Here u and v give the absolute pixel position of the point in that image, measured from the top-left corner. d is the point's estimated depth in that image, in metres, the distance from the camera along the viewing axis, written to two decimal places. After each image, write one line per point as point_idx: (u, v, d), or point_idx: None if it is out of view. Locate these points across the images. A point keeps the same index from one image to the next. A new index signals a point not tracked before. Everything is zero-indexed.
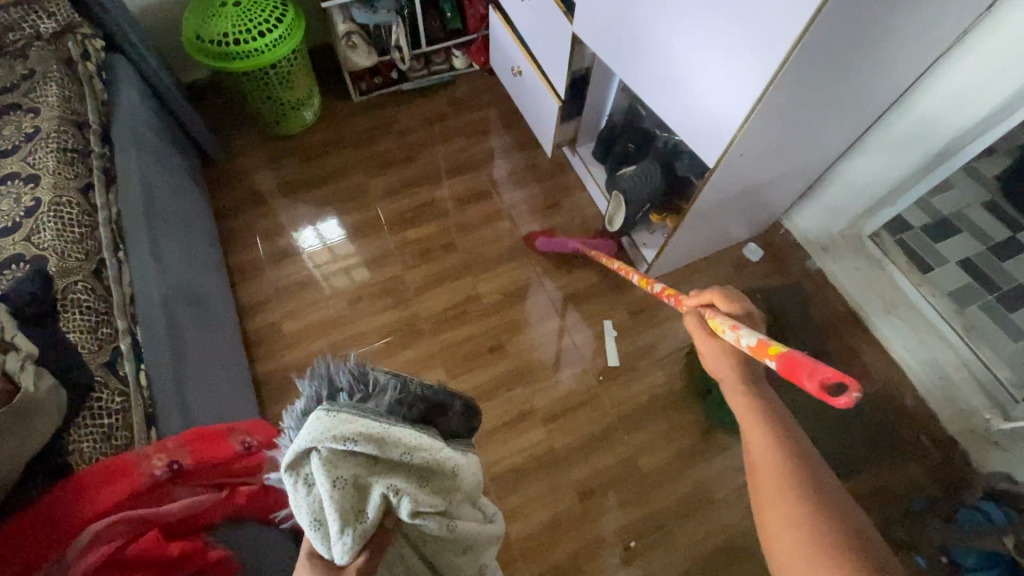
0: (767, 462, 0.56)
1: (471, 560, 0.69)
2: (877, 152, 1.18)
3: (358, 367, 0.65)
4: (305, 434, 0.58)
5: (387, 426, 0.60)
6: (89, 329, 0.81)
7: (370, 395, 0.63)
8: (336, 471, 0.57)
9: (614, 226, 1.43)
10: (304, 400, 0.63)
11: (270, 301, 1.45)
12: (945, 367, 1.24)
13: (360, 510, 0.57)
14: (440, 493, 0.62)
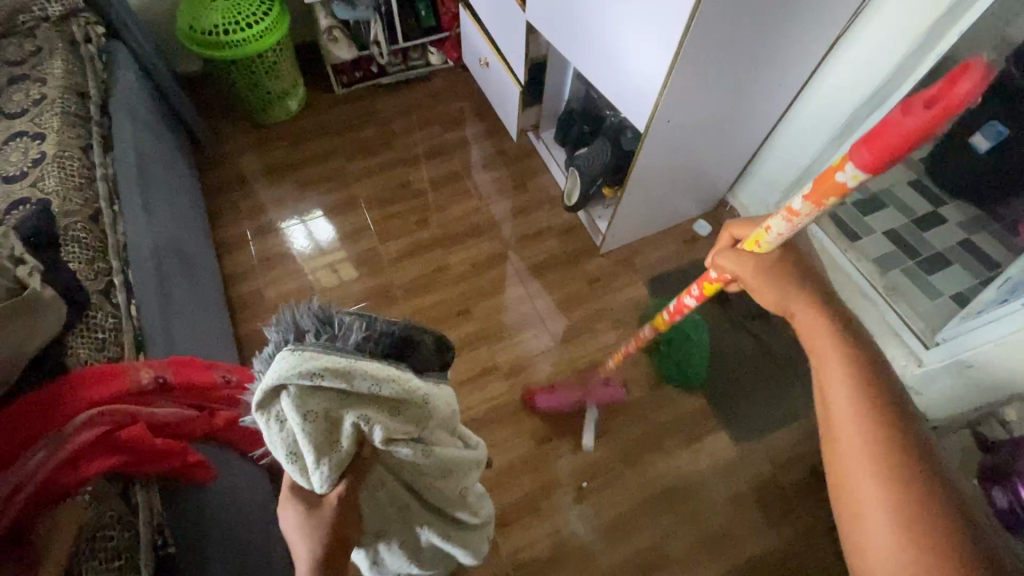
0: (845, 383, 0.58)
1: (453, 483, 0.74)
2: (798, 127, 1.32)
3: (323, 310, 0.63)
4: (271, 373, 0.58)
5: (354, 360, 0.60)
6: (86, 262, 0.92)
7: (336, 335, 0.62)
8: (306, 405, 0.58)
9: (570, 201, 1.55)
10: (271, 343, 0.62)
11: (255, 271, 1.57)
12: (868, 321, 1.38)
13: (337, 441, 0.60)
14: (414, 421, 0.65)
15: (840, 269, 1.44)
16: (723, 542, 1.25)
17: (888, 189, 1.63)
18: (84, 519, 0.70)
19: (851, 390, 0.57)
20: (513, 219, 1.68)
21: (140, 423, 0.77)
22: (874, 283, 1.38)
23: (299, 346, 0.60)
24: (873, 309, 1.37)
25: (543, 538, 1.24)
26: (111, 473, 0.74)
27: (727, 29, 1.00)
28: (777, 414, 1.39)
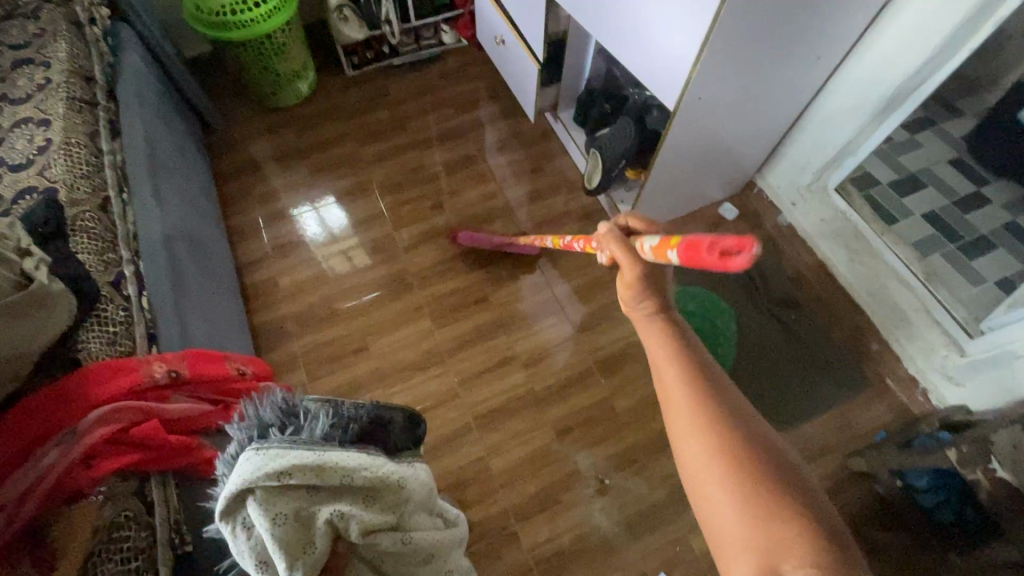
0: (668, 366, 0.57)
1: (437, 564, 0.75)
2: (837, 101, 1.25)
3: (284, 402, 0.69)
4: (236, 476, 0.60)
5: (323, 453, 0.63)
6: (96, 253, 0.89)
7: (299, 428, 0.67)
8: (274, 508, 0.59)
9: (591, 183, 1.49)
10: (235, 444, 0.65)
11: (267, 259, 1.54)
12: (906, 309, 1.31)
13: (309, 542, 0.61)
14: (387, 506, 0.67)
15: (876, 254, 1.37)
16: None
17: (927, 168, 1.55)
18: (101, 517, 0.67)
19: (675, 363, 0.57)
20: (530, 204, 1.63)
21: (154, 419, 0.74)
22: (914, 269, 1.31)
23: (263, 444, 0.63)
24: (910, 296, 1.30)
25: (564, 532, 1.21)
26: (125, 472, 0.72)
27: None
28: (808, 405, 1.33)
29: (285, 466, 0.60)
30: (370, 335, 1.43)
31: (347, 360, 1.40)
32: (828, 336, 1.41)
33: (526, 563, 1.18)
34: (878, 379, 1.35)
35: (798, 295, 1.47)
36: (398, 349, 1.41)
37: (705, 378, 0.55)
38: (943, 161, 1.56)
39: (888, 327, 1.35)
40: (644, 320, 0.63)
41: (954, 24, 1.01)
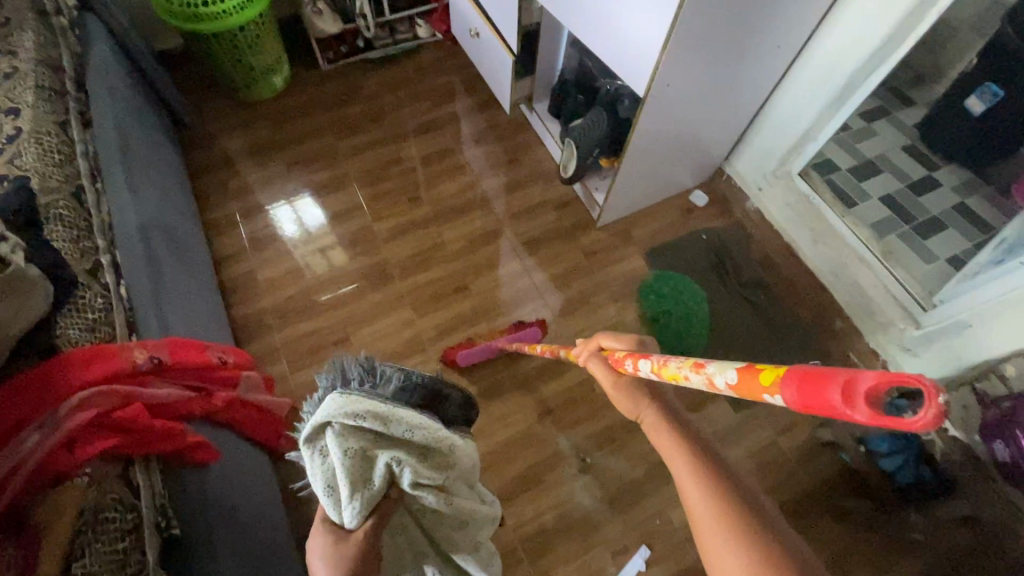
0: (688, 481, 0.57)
1: (468, 534, 0.80)
2: (798, 89, 1.30)
3: (370, 363, 0.77)
4: (323, 409, 0.69)
5: (393, 406, 0.71)
6: (72, 241, 0.88)
7: (378, 386, 0.74)
8: (347, 442, 0.68)
9: (567, 172, 1.53)
10: (323, 388, 0.74)
11: (244, 253, 1.53)
12: (865, 287, 1.38)
13: (368, 480, 0.68)
14: (438, 468, 0.73)
15: (837, 235, 1.43)
16: None
17: (883, 154, 1.64)
18: (84, 501, 0.67)
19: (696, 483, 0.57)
20: (508, 195, 1.66)
21: (136, 401, 0.75)
22: (872, 248, 1.38)
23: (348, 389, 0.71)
24: (870, 275, 1.37)
25: (548, 511, 1.24)
26: (109, 455, 0.72)
27: None
28: None
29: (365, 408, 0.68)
30: (350, 326, 1.44)
31: (328, 351, 1.40)
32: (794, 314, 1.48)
33: (511, 542, 1.20)
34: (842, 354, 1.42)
35: (765, 277, 1.53)
36: (380, 339, 1.43)
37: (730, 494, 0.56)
38: (896, 148, 1.66)
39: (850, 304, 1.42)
40: (659, 430, 0.63)
41: (902, 13, 1.06)
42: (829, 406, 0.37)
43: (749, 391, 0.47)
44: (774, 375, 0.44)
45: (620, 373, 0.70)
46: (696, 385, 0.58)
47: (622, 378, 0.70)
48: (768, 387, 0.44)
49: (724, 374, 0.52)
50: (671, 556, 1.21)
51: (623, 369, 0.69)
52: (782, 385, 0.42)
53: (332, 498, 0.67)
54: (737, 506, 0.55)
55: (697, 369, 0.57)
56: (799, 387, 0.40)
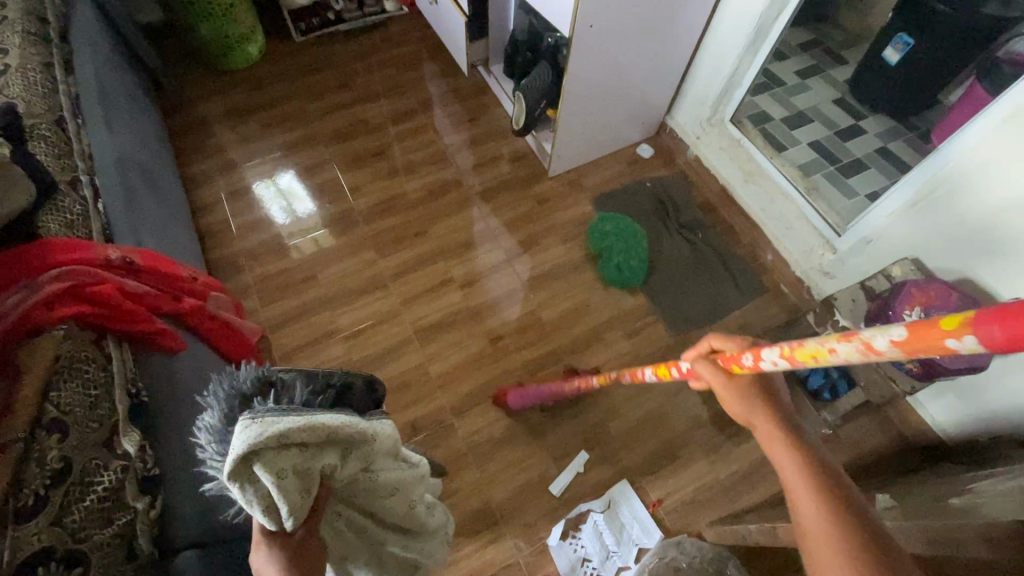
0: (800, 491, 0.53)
1: (400, 499, 0.76)
2: (722, 37, 1.46)
3: (264, 370, 0.66)
4: (235, 443, 0.55)
5: (311, 414, 0.62)
6: (54, 158, 1.01)
7: (283, 394, 0.65)
8: (277, 465, 0.57)
9: (517, 124, 1.65)
10: (216, 413, 0.62)
11: (219, 203, 1.65)
12: (790, 219, 1.50)
13: (308, 492, 0.59)
14: (363, 458, 0.67)
15: (765, 173, 1.55)
16: (662, 419, 1.37)
17: (815, 106, 1.77)
18: (59, 350, 0.78)
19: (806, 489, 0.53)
20: (467, 150, 1.78)
21: (110, 284, 0.88)
22: (797, 185, 1.50)
23: (256, 410, 0.60)
24: (794, 206, 1.49)
25: (495, 423, 1.35)
26: (84, 323, 0.84)
27: None
28: (710, 308, 1.51)
29: (290, 428, 0.57)
30: (316, 266, 1.56)
31: (297, 288, 1.52)
32: (729, 250, 1.60)
33: (461, 449, 1.32)
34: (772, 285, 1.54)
35: (705, 219, 1.66)
36: (345, 277, 1.54)
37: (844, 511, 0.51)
38: (828, 101, 1.78)
39: (778, 236, 1.54)
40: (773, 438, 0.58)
41: None
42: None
43: (920, 342, 0.43)
44: (956, 321, 0.41)
45: (735, 370, 0.65)
46: (840, 359, 0.52)
47: (735, 376, 0.64)
48: (952, 330, 0.41)
49: (883, 333, 0.46)
50: (608, 460, 1.32)
51: (739, 365, 0.63)
52: (972, 324, 0.39)
53: (277, 524, 0.57)
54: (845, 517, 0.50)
55: (843, 341, 0.51)
56: (1000, 324, 0.37)
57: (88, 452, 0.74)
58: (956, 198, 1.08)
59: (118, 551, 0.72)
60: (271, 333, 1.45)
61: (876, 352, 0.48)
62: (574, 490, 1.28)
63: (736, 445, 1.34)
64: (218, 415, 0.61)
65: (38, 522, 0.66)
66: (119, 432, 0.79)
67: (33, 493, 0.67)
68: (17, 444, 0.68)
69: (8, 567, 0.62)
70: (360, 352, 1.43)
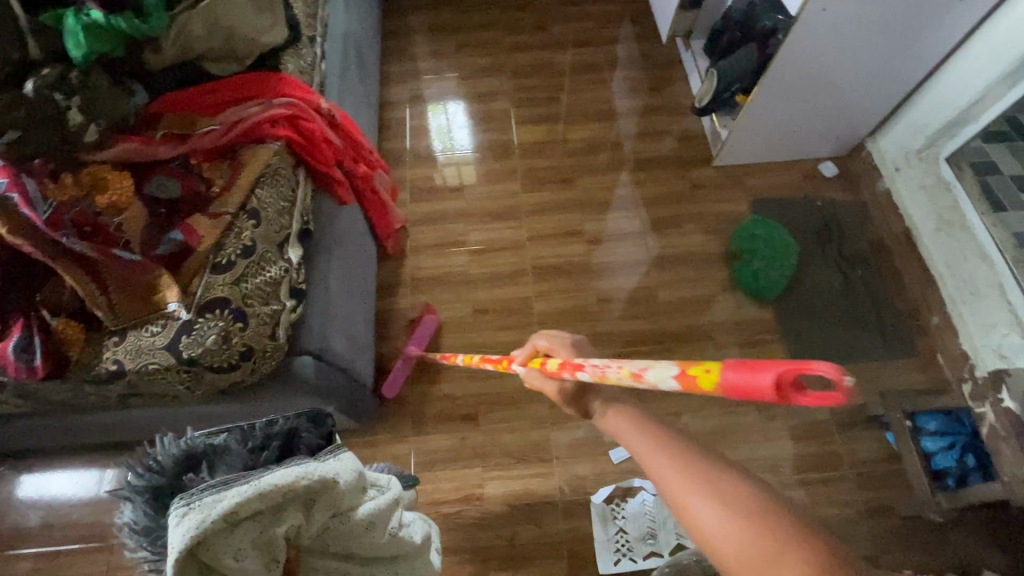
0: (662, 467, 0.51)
1: (378, 532, 0.75)
2: (968, 62, 1.29)
3: (185, 447, 0.73)
4: (177, 539, 0.60)
5: (257, 480, 0.66)
6: (305, 16, 1.20)
7: (213, 463, 0.73)
8: (235, 544, 0.63)
9: (699, 103, 1.60)
10: (134, 512, 0.69)
11: (401, 103, 1.82)
12: (979, 285, 1.30)
13: (274, 560, 0.66)
14: (327, 506, 0.69)
15: (967, 230, 1.36)
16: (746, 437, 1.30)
17: None
18: (271, 160, 0.94)
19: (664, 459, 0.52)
20: (636, 116, 1.77)
21: (318, 125, 1.03)
22: (1003, 253, 1.30)
23: (191, 495, 0.64)
24: (992, 271, 1.30)
25: None
26: (291, 148, 1.00)
27: None
28: (841, 348, 1.37)
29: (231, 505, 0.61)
30: (464, 182, 1.67)
31: (442, 195, 1.65)
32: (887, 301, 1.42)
33: (538, 384, 1.37)
34: (927, 352, 1.36)
35: (871, 258, 1.49)
36: (486, 198, 1.64)
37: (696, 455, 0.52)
38: None
39: (951, 297, 1.33)
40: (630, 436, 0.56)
41: None
42: (765, 387, 0.36)
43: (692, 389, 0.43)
44: (710, 378, 0.40)
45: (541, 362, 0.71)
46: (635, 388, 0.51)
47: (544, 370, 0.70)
48: (702, 389, 0.41)
49: (664, 374, 0.46)
50: None
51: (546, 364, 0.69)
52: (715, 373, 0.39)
53: None
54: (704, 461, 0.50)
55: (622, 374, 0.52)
56: (734, 377, 0.37)
57: (269, 246, 0.89)
58: None
59: (268, 327, 0.85)
60: (410, 227, 1.60)
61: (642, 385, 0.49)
62: (630, 465, 1.28)
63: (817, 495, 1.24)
64: (143, 510, 0.69)
65: (224, 278, 0.83)
66: (290, 242, 0.94)
67: (227, 256, 0.84)
68: (226, 217, 0.86)
69: (198, 303, 0.81)
70: (478, 268, 1.53)
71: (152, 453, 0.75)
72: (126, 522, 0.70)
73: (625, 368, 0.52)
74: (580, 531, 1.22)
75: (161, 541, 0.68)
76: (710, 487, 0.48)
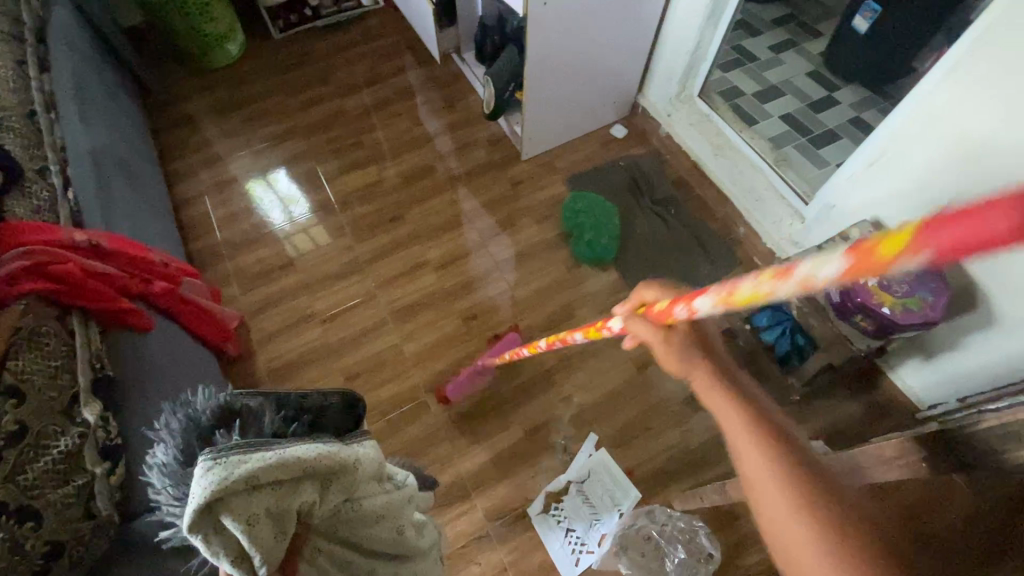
0: (743, 439, 0.56)
1: (387, 527, 0.67)
2: (680, 16, 1.48)
3: (225, 399, 0.63)
4: (197, 488, 0.51)
5: (282, 448, 0.57)
6: (25, 149, 1.07)
7: (248, 422, 0.63)
8: (246, 509, 0.53)
9: (489, 108, 1.67)
10: (172, 450, 0.60)
11: (200, 197, 1.69)
12: (760, 191, 1.50)
13: (284, 532, 0.55)
14: (343, 488, 0.61)
15: (734, 147, 1.57)
16: (633, 392, 1.38)
17: (789, 79, 1.73)
18: (19, 322, 0.81)
19: (745, 433, 0.56)
20: (443, 136, 1.81)
21: (73, 263, 0.90)
22: (766, 159, 1.50)
23: (216, 448, 0.55)
24: (763, 179, 1.50)
25: (467, 399, 1.38)
26: (47, 299, 0.88)
27: None
28: (681, 282, 1.52)
29: (257, 468, 0.53)
30: (295, 254, 1.59)
31: (275, 274, 1.56)
32: (703, 227, 1.59)
33: (433, 425, 1.34)
34: (747, 258, 1.54)
35: (679, 196, 1.66)
36: (321, 263, 1.58)
37: (779, 441, 0.56)
38: (803, 74, 1.74)
39: (746, 205, 1.54)
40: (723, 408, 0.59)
41: None
42: (1000, 240, 0.23)
43: (866, 265, 0.32)
44: (901, 237, 0.28)
45: (666, 322, 0.60)
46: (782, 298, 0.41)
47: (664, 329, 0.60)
48: (886, 258, 0.30)
49: (822, 265, 0.35)
50: (579, 433, 1.34)
51: (672, 318, 0.58)
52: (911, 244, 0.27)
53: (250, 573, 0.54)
54: (781, 448, 0.55)
55: (781, 281, 0.40)
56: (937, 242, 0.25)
57: (46, 417, 0.78)
58: (900, 164, 1.11)
59: (76, 509, 0.75)
60: (250, 320, 1.49)
61: (817, 287, 0.37)
62: (545, 464, 1.30)
63: (707, 418, 1.35)
64: (174, 452, 0.59)
65: None
66: (80, 402, 0.83)
67: None
68: None
69: None
70: (337, 335, 1.46)
71: (193, 404, 0.66)
72: (156, 465, 0.60)
73: (767, 271, 0.42)
74: (520, 548, 1.22)
75: (186, 489, 0.57)
76: (786, 481, 0.53)
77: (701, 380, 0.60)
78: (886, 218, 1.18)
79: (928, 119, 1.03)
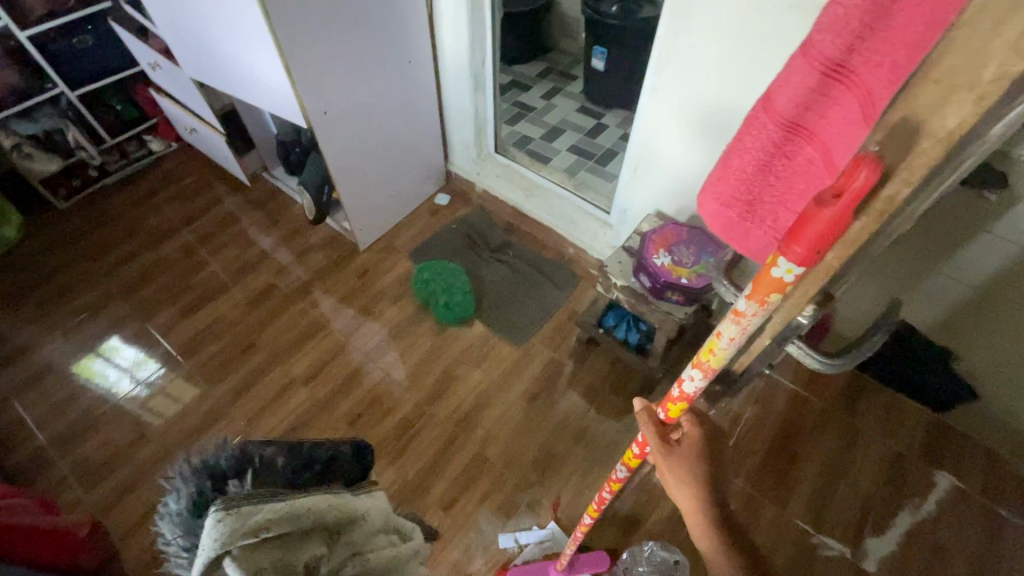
0: (703, 532, 0.70)
1: None
2: (454, 92, 1.68)
3: (243, 447, 0.58)
4: (203, 542, 0.47)
5: (292, 500, 0.52)
6: None
7: (263, 470, 0.57)
8: (253, 566, 0.48)
9: (310, 213, 1.70)
10: (182, 499, 0.53)
11: (7, 402, 1.47)
12: (569, 214, 1.70)
13: None
14: (350, 542, 0.55)
15: (541, 187, 1.76)
16: (531, 426, 1.44)
17: (565, 118, 2.02)
18: None
19: (705, 530, 0.70)
20: (275, 252, 1.80)
21: None
22: (565, 185, 1.73)
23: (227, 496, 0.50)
24: (570, 205, 1.70)
25: None
26: None
27: (317, 39, 1.26)
28: (539, 312, 1.64)
29: (268, 518, 0.49)
30: (144, 424, 1.43)
31: (124, 455, 1.39)
32: (542, 258, 1.76)
33: None
34: (585, 272, 1.73)
35: (512, 238, 1.82)
36: (178, 422, 1.44)
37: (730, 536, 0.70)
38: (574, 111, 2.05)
39: (563, 227, 1.74)
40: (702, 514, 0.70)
41: (466, 24, 1.46)
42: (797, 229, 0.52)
43: (758, 282, 0.48)
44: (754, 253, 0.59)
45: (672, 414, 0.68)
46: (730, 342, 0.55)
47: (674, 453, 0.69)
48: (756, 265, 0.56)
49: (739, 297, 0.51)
50: (496, 486, 1.35)
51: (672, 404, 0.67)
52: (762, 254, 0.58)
53: None
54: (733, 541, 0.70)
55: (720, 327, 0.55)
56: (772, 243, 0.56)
57: None
58: (655, 164, 1.37)
59: None
60: (106, 517, 1.29)
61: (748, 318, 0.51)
62: (474, 531, 1.29)
63: (602, 423, 1.44)
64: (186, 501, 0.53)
65: None
66: None
67: None
68: None
69: None
70: None
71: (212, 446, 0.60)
72: (167, 512, 0.54)
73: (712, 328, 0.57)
74: None
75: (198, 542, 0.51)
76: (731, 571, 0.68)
77: (686, 499, 0.70)
78: (664, 208, 1.44)
79: (660, 121, 1.28)
